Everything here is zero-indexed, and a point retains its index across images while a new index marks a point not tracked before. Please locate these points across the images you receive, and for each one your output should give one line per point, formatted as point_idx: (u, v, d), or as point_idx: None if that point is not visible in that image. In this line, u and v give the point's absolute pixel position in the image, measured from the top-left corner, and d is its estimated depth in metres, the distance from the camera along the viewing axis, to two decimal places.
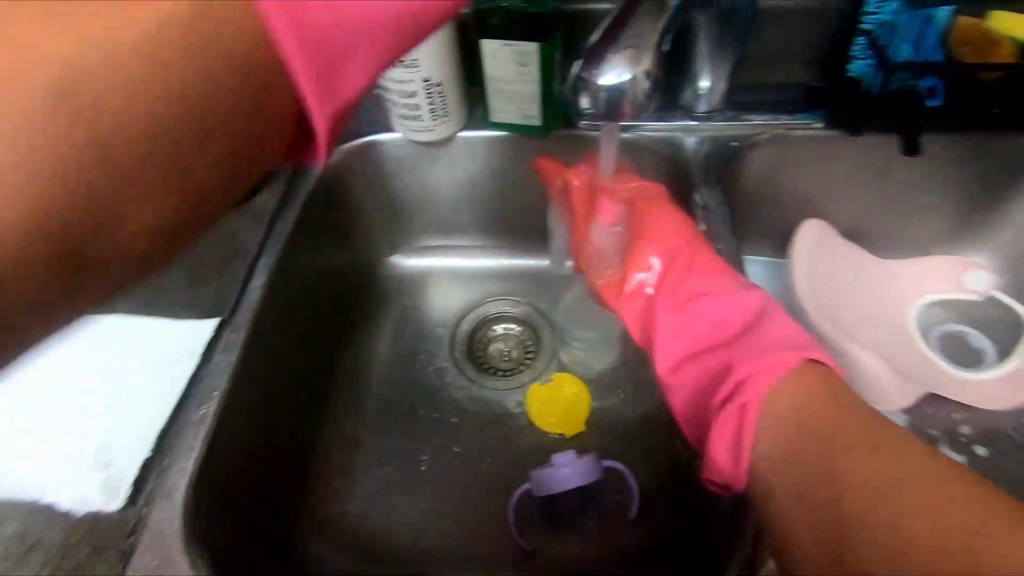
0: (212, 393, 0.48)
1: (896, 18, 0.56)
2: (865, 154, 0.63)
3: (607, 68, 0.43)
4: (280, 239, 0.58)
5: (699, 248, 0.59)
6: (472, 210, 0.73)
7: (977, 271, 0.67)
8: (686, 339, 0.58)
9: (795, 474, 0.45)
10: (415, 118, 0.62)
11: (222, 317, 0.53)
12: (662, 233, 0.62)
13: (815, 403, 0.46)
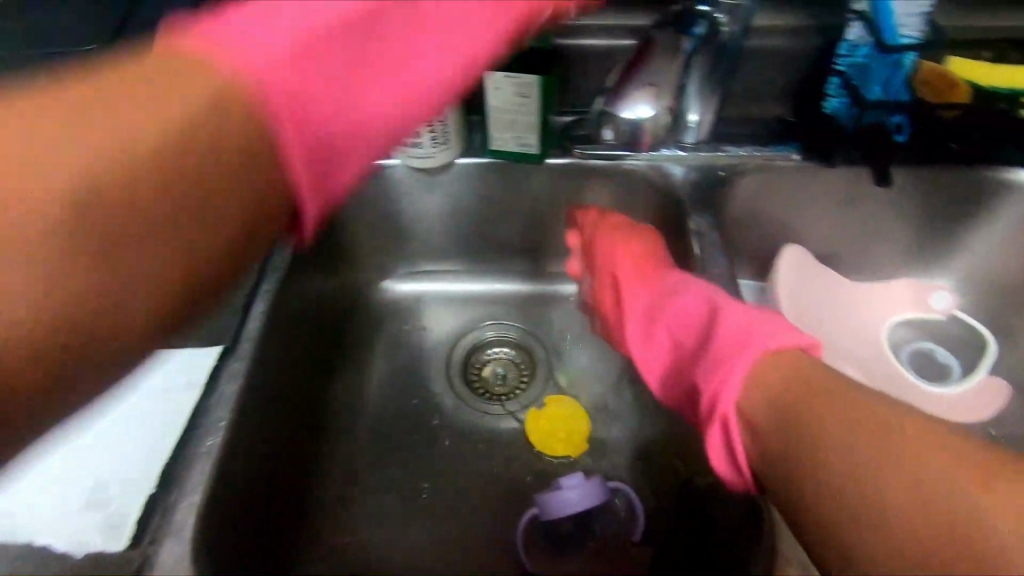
0: (219, 425, 0.46)
1: (867, 60, 0.60)
2: (839, 183, 0.67)
3: (637, 101, 0.46)
4: (282, 264, 0.58)
5: (648, 258, 0.62)
6: (465, 235, 0.74)
7: (940, 292, 0.72)
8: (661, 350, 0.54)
9: (762, 433, 0.39)
10: (416, 145, 0.63)
11: (223, 345, 0.51)
12: (627, 256, 0.62)
13: (781, 373, 0.41)
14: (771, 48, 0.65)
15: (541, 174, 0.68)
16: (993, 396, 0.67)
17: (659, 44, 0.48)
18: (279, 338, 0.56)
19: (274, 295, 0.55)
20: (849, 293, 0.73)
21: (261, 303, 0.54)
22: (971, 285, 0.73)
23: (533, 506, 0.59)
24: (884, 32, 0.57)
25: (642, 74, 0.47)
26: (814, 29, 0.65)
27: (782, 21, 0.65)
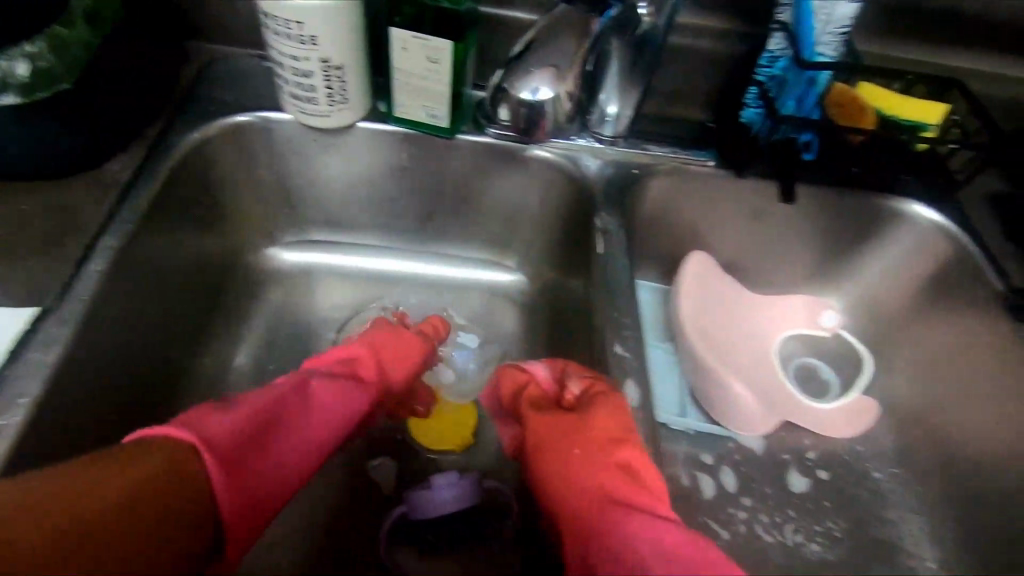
0: (19, 402, 0.40)
1: (785, 74, 0.58)
2: (748, 194, 0.66)
3: (536, 86, 0.56)
4: (134, 217, 0.50)
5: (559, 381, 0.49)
6: (366, 208, 0.68)
7: (830, 311, 0.72)
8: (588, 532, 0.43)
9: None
10: (309, 100, 0.56)
11: (46, 305, 0.44)
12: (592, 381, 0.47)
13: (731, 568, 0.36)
14: (696, 50, 0.63)
15: (451, 150, 0.63)
16: (864, 416, 0.68)
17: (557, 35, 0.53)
18: (120, 305, 0.49)
19: (117, 255, 0.48)
20: (748, 305, 0.73)
21: (100, 262, 0.47)
22: (855, 308, 0.74)
23: (405, 503, 0.56)
24: (803, 46, 0.55)
25: (532, 60, 0.55)
26: (742, 35, 0.63)
27: (711, 22, 0.63)
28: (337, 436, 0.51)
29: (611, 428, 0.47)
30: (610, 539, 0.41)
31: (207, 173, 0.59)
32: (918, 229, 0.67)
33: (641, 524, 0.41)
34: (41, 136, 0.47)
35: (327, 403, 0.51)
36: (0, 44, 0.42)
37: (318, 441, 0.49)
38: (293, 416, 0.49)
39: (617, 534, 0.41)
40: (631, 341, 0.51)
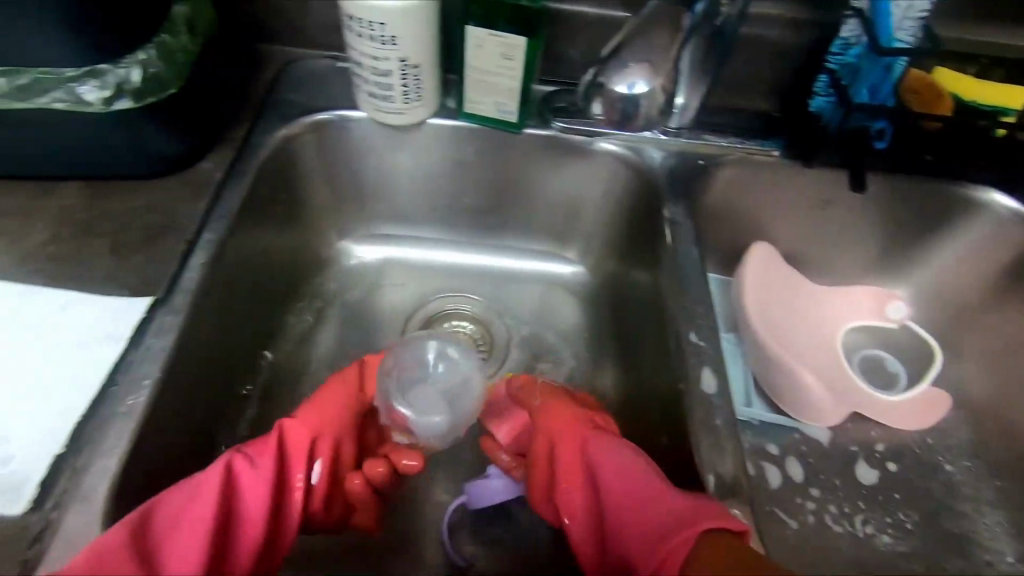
0: (142, 383, 0.42)
1: (859, 61, 0.58)
2: (815, 183, 0.66)
3: (632, 80, 0.57)
4: (229, 211, 0.53)
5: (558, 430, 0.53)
6: (432, 201, 0.70)
7: (897, 303, 0.70)
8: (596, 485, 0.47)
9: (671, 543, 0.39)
10: (385, 98, 0.58)
11: (156, 296, 0.47)
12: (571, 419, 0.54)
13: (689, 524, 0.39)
14: (762, 39, 0.63)
15: (518, 144, 0.64)
16: (935, 409, 0.67)
17: (644, 30, 0.55)
18: (220, 295, 0.51)
19: (215, 248, 0.51)
20: (812, 296, 0.72)
21: (201, 254, 0.50)
22: (923, 298, 0.73)
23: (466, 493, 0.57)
24: (879, 33, 0.55)
25: (627, 56, 0.56)
26: (811, 22, 0.62)
27: (780, 10, 0.62)
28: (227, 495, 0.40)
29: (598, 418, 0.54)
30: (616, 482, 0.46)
31: (288, 170, 0.61)
32: (994, 217, 0.65)
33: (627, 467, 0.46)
34: (146, 137, 0.50)
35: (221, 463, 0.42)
36: (119, 52, 0.45)
37: (206, 501, 0.39)
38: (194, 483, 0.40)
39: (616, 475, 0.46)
40: (706, 330, 0.53)
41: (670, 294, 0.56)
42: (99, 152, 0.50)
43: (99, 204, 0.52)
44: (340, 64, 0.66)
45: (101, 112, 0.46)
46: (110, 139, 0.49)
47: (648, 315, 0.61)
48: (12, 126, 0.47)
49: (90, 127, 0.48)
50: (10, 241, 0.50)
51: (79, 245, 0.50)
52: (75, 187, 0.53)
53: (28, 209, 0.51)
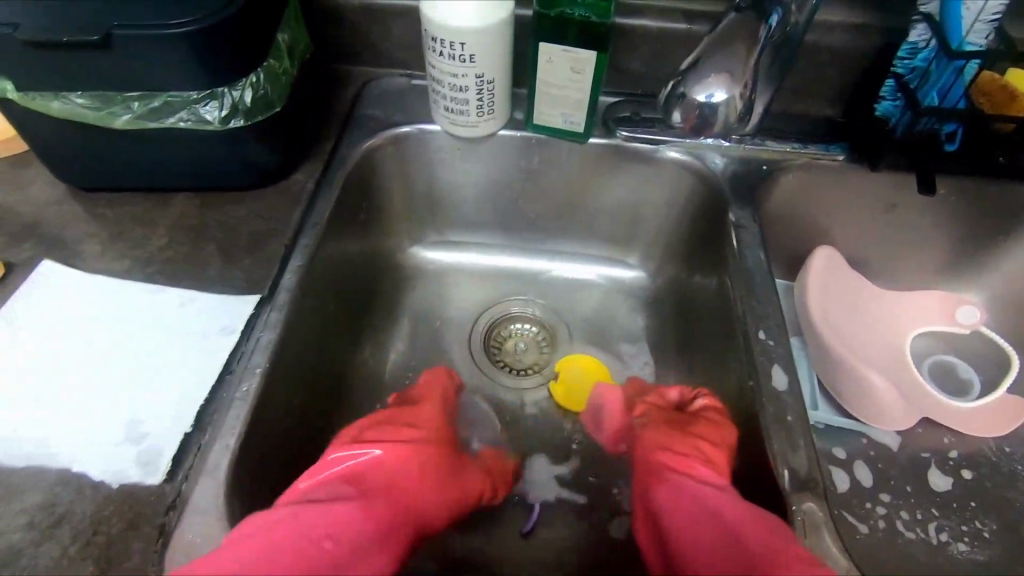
0: (253, 371, 0.47)
1: (928, 65, 0.58)
2: (881, 186, 0.66)
3: (712, 87, 0.57)
4: (321, 217, 0.57)
5: (681, 464, 0.50)
6: (498, 208, 0.73)
7: (969, 306, 0.69)
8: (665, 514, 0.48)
9: None
10: (460, 112, 0.62)
11: (262, 295, 0.52)
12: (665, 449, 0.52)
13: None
14: (827, 46, 0.64)
15: (584, 153, 0.67)
16: (1008, 417, 0.66)
17: (724, 40, 0.55)
18: (315, 295, 0.56)
19: (311, 251, 0.55)
20: (877, 300, 0.72)
21: (299, 257, 0.54)
22: (995, 303, 0.72)
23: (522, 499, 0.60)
24: (949, 36, 0.55)
25: (707, 67, 0.56)
26: (878, 28, 0.63)
27: (844, 18, 0.63)
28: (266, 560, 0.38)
29: (715, 452, 0.51)
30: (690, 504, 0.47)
31: (369, 180, 0.66)
32: None
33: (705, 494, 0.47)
34: (251, 151, 0.55)
35: (279, 520, 0.41)
36: (236, 77, 0.50)
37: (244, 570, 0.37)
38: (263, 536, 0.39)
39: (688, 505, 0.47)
40: (775, 329, 0.54)
41: (737, 296, 0.57)
42: (210, 165, 0.56)
43: (207, 213, 0.58)
44: (415, 81, 0.70)
45: (217, 131, 0.52)
46: (221, 153, 0.55)
47: (712, 317, 0.62)
48: (139, 144, 0.53)
49: (205, 143, 0.53)
50: (132, 245, 0.56)
51: (190, 250, 0.55)
52: (186, 198, 0.59)
53: (145, 218, 0.57)
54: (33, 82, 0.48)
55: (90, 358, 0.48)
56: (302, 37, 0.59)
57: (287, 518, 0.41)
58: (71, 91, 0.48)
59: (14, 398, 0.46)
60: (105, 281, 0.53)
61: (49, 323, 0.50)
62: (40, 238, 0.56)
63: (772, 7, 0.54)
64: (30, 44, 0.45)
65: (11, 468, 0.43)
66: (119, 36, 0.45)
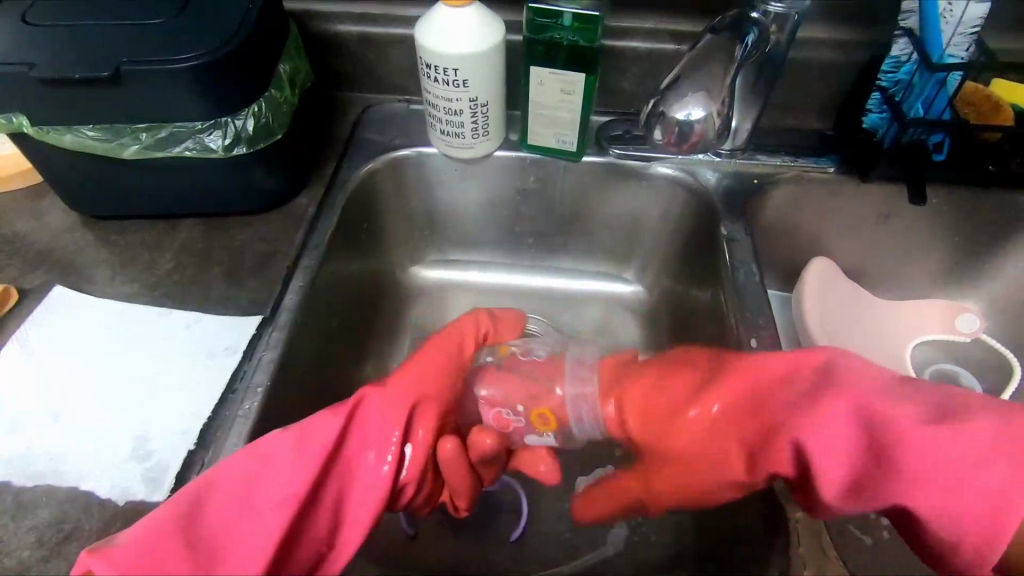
0: (255, 389, 0.48)
1: (912, 77, 0.59)
2: (872, 196, 0.66)
3: (691, 106, 0.59)
4: (322, 238, 0.59)
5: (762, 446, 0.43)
6: (496, 225, 0.75)
7: (968, 315, 0.69)
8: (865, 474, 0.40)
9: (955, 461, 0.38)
10: (456, 134, 0.64)
11: (264, 316, 0.53)
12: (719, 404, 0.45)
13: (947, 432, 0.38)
14: (814, 61, 0.66)
15: (578, 171, 0.69)
16: None
17: (704, 61, 0.58)
18: (317, 313, 0.57)
19: (312, 272, 0.57)
20: (874, 309, 0.72)
21: (301, 278, 0.56)
22: (995, 310, 0.72)
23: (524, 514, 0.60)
24: (929, 49, 0.57)
25: (686, 86, 0.58)
26: (863, 43, 0.64)
27: (831, 34, 0.65)
28: (302, 468, 0.41)
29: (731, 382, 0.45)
30: (845, 445, 0.40)
31: (370, 201, 0.68)
32: None
33: (845, 440, 0.40)
34: (254, 176, 0.57)
35: (306, 435, 0.43)
36: (238, 107, 0.52)
37: (282, 484, 0.40)
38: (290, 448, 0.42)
39: (851, 458, 0.40)
40: (768, 339, 0.55)
41: (730, 307, 0.58)
42: (215, 192, 0.58)
43: (213, 237, 0.60)
44: (413, 105, 0.72)
45: (222, 159, 0.54)
46: (225, 180, 0.57)
47: (708, 328, 0.63)
48: (147, 172, 0.55)
49: (210, 170, 0.55)
50: (140, 269, 0.58)
51: (196, 273, 0.57)
52: (192, 223, 0.61)
53: (153, 244, 0.59)
54: (45, 117, 0.50)
55: (99, 379, 0.50)
56: (303, 67, 0.62)
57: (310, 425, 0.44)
58: (82, 125, 0.51)
59: (24, 418, 0.47)
60: (114, 305, 0.55)
61: (60, 346, 0.52)
62: (53, 265, 0.58)
63: (749, 29, 0.55)
64: (43, 82, 0.47)
65: (20, 486, 0.44)
66: (127, 72, 0.47)
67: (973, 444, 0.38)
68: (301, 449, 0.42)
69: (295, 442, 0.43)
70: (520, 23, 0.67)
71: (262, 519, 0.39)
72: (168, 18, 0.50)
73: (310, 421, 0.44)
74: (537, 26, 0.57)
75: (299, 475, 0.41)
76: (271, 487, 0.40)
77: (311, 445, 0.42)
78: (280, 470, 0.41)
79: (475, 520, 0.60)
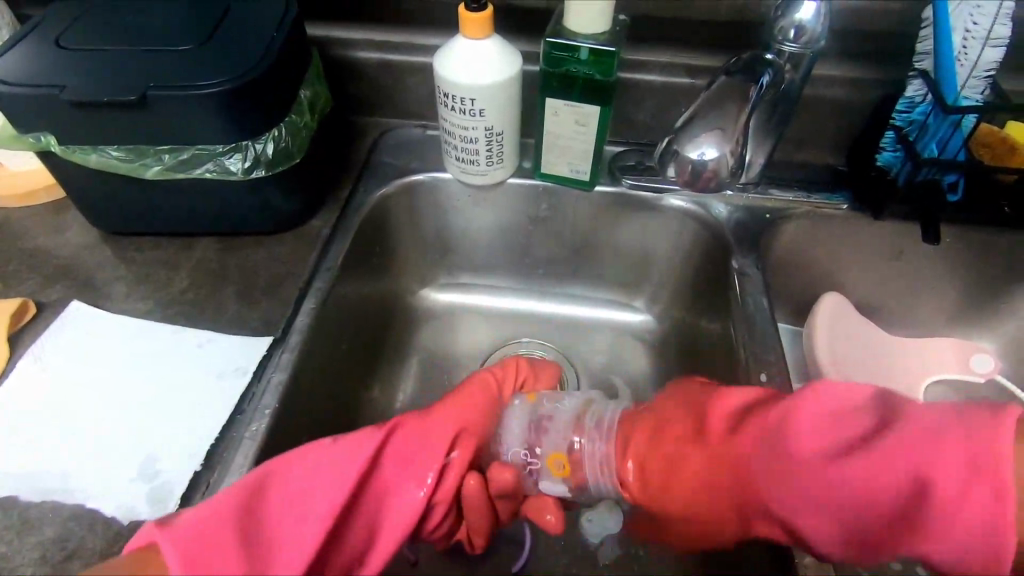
0: (264, 411, 0.49)
1: (926, 118, 0.59)
2: (885, 233, 0.66)
3: (706, 145, 0.57)
4: (336, 261, 0.60)
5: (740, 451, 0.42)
6: (507, 251, 0.75)
7: (982, 355, 0.69)
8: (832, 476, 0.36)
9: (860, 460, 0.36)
10: (470, 162, 0.65)
11: (275, 337, 0.54)
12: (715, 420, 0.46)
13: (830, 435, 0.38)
14: (828, 97, 0.66)
15: (590, 200, 0.69)
16: None
17: (718, 102, 0.57)
18: (327, 336, 0.58)
19: (324, 293, 0.57)
20: (888, 347, 0.71)
21: (313, 299, 0.56)
22: (1011, 350, 0.71)
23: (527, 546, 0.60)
24: (944, 92, 0.57)
25: (699, 125, 0.57)
26: (876, 82, 0.65)
27: (844, 72, 0.65)
28: (348, 479, 0.41)
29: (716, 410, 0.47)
30: (807, 451, 0.38)
31: (383, 224, 0.69)
32: None
33: (831, 440, 0.38)
34: (271, 198, 0.58)
35: (351, 448, 0.44)
36: (259, 132, 0.53)
37: (327, 497, 0.40)
38: (336, 461, 0.43)
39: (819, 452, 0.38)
40: (778, 375, 0.54)
41: (740, 341, 0.58)
42: (233, 212, 0.59)
43: (228, 257, 0.61)
44: (429, 131, 0.74)
45: (242, 181, 0.55)
46: (244, 201, 0.58)
47: (717, 361, 0.63)
48: (168, 193, 0.56)
49: (228, 191, 0.56)
50: (155, 287, 0.58)
51: (210, 291, 0.58)
52: (208, 242, 0.62)
53: (170, 261, 0.60)
54: (72, 137, 0.51)
55: (111, 396, 0.51)
56: (323, 92, 0.63)
57: (361, 443, 0.44)
58: (107, 145, 0.52)
59: (36, 433, 0.48)
60: (129, 321, 0.56)
61: (75, 361, 0.53)
62: (70, 280, 0.59)
63: (764, 71, 0.56)
64: (72, 104, 0.49)
65: (28, 502, 0.44)
66: (153, 96, 0.48)
67: (919, 454, 0.35)
68: (349, 467, 0.42)
69: (338, 459, 0.43)
70: (537, 54, 0.68)
71: (302, 530, 0.38)
72: (195, 45, 0.52)
73: (360, 439, 0.45)
74: (554, 59, 0.58)
75: (338, 493, 0.40)
76: (314, 499, 0.40)
77: (352, 464, 0.43)
78: (326, 480, 0.41)
79: (478, 550, 0.60)
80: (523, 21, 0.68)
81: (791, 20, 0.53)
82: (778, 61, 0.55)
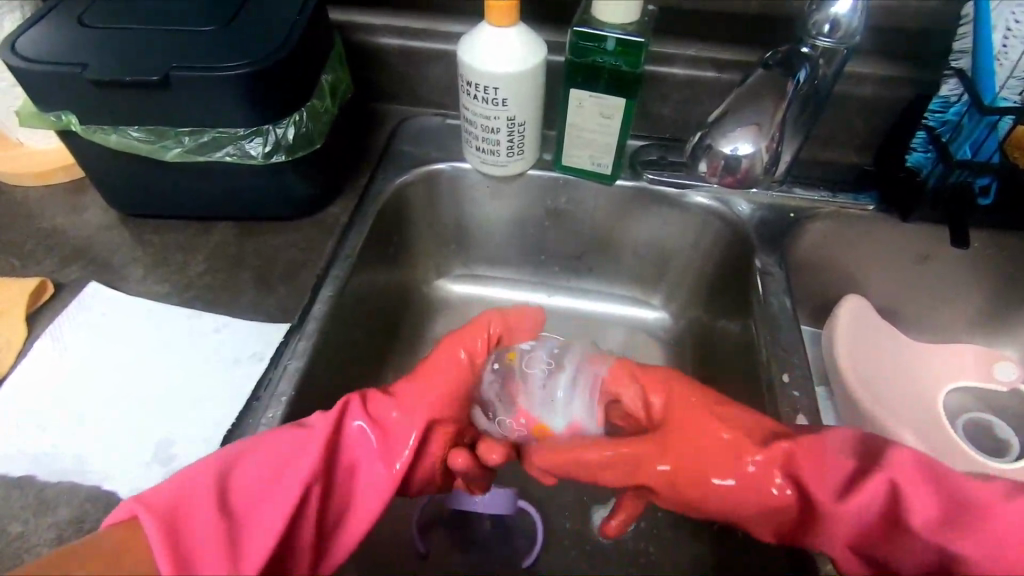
0: (280, 398, 0.48)
1: (960, 119, 0.58)
2: (912, 235, 0.65)
3: (741, 140, 0.58)
4: (354, 249, 0.59)
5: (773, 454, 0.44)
6: (524, 243, 0.74)
7: (1007, 363, 0.67)
8: (875, 528, 0.41)
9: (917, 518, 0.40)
10: (491, 152, 0.64)
11: (291, 324, 0.53)
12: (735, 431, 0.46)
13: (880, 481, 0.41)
14: (858, 96, 0.64)
15: (611, 194, 0.68)
16: None
17: (753, 97, 0.57)
18: (343, 324, 0.57)
19: (341, 281, 0.57)
20: (909, 352, 0.70)
21: (329, 288, 0.56)
22: None
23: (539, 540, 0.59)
24: (981, 92, 0.55)
25: (733, 120, 0.58)
26: (909, 80, 0.63)
27: (877, 70, 0.64)
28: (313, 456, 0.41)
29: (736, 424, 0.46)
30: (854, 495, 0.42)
31: (401, 212, 0.68)
32: None
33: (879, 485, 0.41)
34: (290, 184, 0.58)
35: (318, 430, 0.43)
36: (279, 117, 0.52)
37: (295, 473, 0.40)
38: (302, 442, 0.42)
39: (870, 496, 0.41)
40: (801, 378, 0.54)
41: (762, 342, 0.57)
42: (251, 197, 0.58)
43: (245, 242, 0.60)
44: (449, 120, 0.73)
45: (260, 165, 0.54)
46: (262, 186, 0.57)
47: (736, 361, 0.62)
48: (188, 176, 0.56)
49: (248, 175, 0.56)
50: (172, 270, 0.58)
51: (227, 276, 0.58)
52: (226, 227, 0.61)
53: (187, 245, 0.60)
54: (94, 117, 0.51)
55: (128, 378, 0.50)
56: (344, 78, 0.62)
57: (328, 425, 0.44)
58: (129, 126, 0.52)
59: (52, 414, 0.48)
60: (146, 304, 0.55)
61: (92, 342, 0.53)
62: (88, 261, 0.59)
63: (800, 64, 0.55)
64: (95, 84, 0.48)
65: (44, 483, 0.44)
66: (176, 76, 0.48)
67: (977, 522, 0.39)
68: (316, 445, 0.42)
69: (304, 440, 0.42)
70: (561, 44, 0.67)
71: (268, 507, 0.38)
72: (218, 26, 0.51)
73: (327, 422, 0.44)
74: (580, 49, 0.57)
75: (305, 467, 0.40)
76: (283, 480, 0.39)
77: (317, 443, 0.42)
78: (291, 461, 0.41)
79: (489, 542, 0.59)
80: (548, 10, 0.67)
81: (825, 14, 0.51)
82: (813, 55, 0.54)
